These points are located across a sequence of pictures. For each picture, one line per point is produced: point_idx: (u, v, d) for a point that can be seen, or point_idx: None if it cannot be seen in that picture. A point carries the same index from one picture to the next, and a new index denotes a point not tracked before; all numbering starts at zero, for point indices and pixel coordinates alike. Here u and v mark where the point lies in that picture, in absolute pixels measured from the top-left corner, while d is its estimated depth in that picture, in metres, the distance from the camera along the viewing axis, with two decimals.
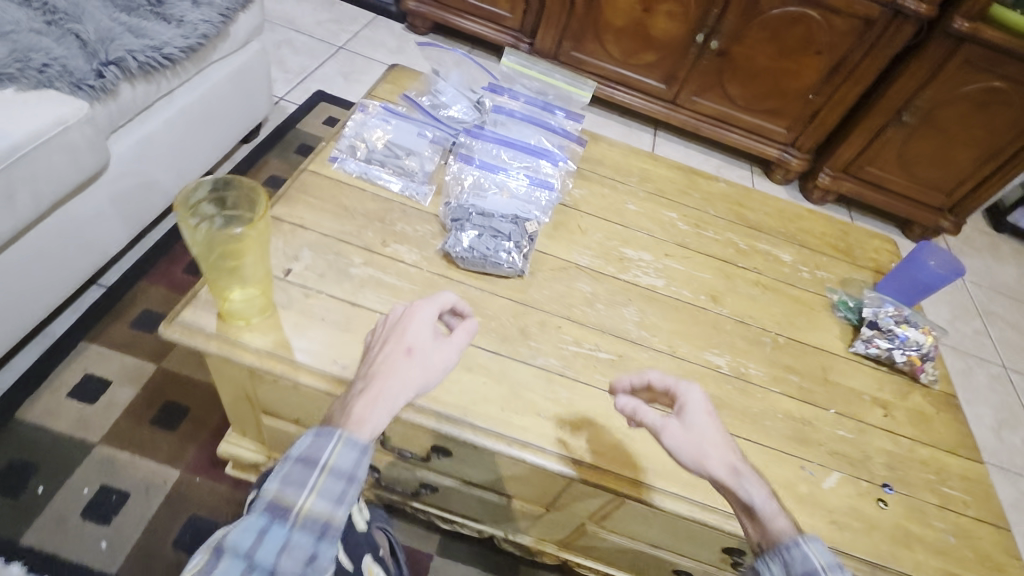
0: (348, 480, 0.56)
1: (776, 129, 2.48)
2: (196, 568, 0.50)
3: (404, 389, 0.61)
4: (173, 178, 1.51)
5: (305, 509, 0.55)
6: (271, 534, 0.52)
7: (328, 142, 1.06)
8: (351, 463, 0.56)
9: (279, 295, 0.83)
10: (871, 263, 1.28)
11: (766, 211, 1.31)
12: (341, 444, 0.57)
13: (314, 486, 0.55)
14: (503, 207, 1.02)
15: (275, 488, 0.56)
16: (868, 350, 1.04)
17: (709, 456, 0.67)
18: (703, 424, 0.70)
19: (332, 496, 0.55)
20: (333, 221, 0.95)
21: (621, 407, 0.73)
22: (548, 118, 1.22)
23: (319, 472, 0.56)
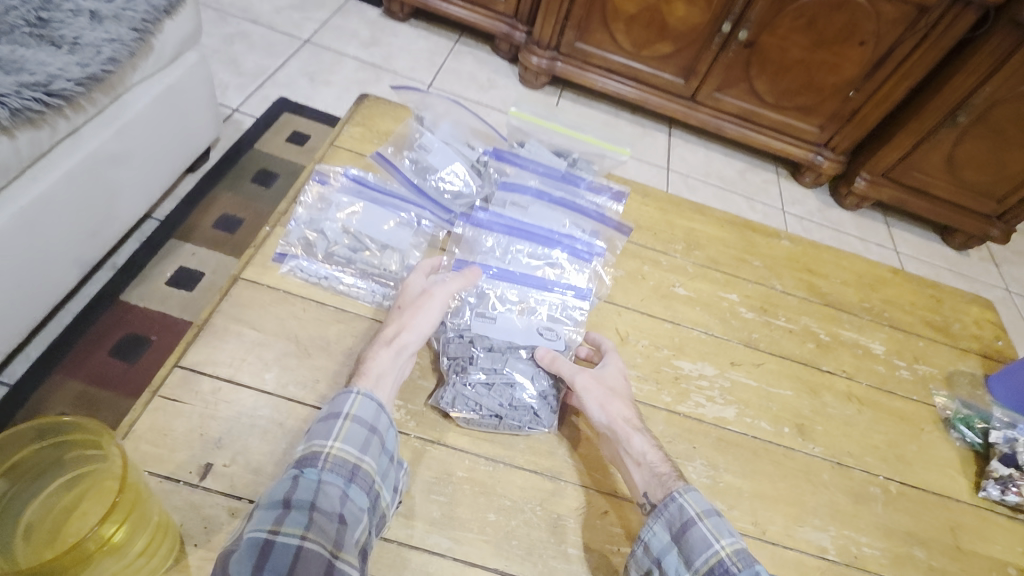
0: (375, 422, 0.60)
1: (810, 129, 2.13)
2: (238, 531, 0.52)
3: (402, 327, 0.69)
4: (88, 242, 1.16)
5: (332, 453, 0.57)
6: (305, 477, 0.55)
7: (273, 230, 0.77)
8: (370, 410, 0.60)
9: (189, 522, 0.54)
10: (975, 342, 1.02)
11: (842, 278, 1.04)
12: (360, 395, 0.61)
13: (337, 433, 0.58)
14: (518, 336, 0.75)
15: (303, 446, 0.58)
16: (1005, 496, 0.79)
17: (611, 404, 0.69)
18: (612, 380, 0.72)
19: (357, 441, 0.58)
20: (278, 367, 0.66)
21: (540, 356, 0.73)
22: (575, 195, 0.92)
23: (342, 422, 0.59)
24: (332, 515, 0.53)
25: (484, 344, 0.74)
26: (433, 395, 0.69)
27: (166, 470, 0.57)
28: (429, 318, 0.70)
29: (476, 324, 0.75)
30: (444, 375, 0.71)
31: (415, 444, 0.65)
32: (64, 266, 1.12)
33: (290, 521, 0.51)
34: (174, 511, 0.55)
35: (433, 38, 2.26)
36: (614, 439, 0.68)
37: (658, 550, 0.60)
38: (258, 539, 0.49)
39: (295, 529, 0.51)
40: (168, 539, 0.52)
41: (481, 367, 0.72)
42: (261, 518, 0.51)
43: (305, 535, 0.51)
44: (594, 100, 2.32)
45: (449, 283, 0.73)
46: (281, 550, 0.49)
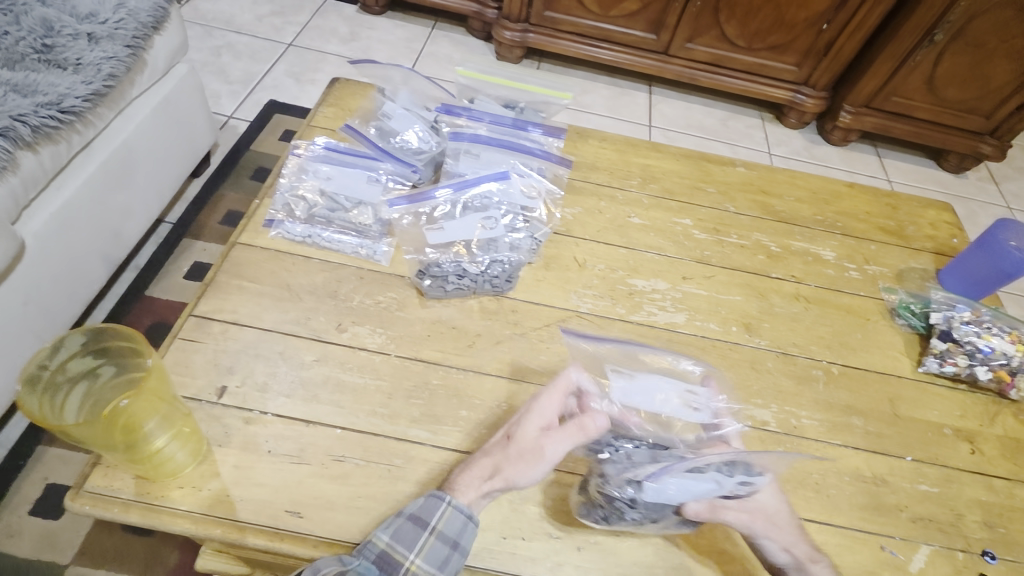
0: (457, 541, 0.61)
1: (787, 68, 2.16)
2: None
3: (499, 474, 0.63)
4: (111, 241, 1.31)
5: (412, 568, 0.59)
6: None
7: (263, 200, 0.89)
8: (456, 529, 0.61)
9: (212, 429, 0.66)
10: (929, 241, 1.07)
11: (795, 195, 1.10)
12: (450, 507, 0.61)
13: (421, 550, 0.60)
14: (698, 493, 0.64)
15: (386, 540, 0.60)
16: (943, 368, 0.86)
17: (790, 543, 0.65)
18: (775, 509, 0.66)
19: (436, 558, 0.60)
20: (274, 309, 0.78)
21: (697, 514, 0.64)
22: (521, 138, 1.00)
23: (428, 535, 0.60)
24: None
25: (652, 505, 0.64)
26: (590, 510, 0.66)
27: (190, 392, 0.69)
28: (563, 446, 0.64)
29: (649, 495, 0.64)
30: (604, 502, 0.65)
31: (395, 360, 0.76)
32: (93, 261, 1.26)
33: None
34: (199, 422, 0.67)
35: (411, 27, 2.35)
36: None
37: None
38: None
39: None
40: (194, 440, 0.64)
41: (645, 523, 0.65)
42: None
43: None
44: (573, 67, 2.38)
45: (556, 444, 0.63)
46: None
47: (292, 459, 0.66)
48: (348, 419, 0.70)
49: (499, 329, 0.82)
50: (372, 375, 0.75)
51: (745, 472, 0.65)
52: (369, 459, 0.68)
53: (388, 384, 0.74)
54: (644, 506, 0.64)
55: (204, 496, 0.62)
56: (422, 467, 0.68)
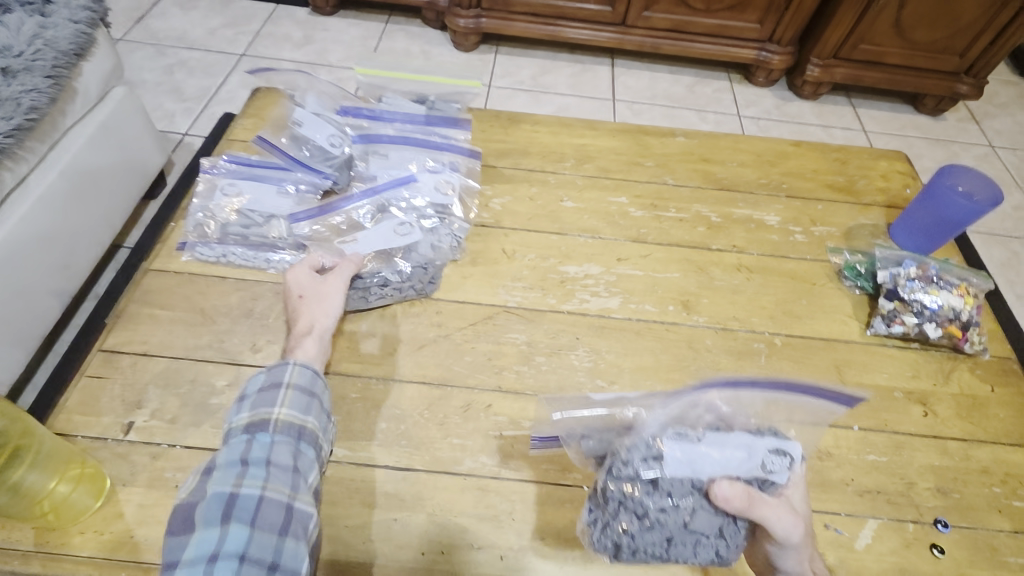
0: (313, 390, 0.59)
1: (749, 26, 2.08)
2: (190, 490, 0.50)
3: (315, 317, 0.70)
4: (61, 275, 1.29)
5: (280, 417, 0.55)
6: (258, 440, 0.53)
7: (176, 223, 0.86)
8: (308, 378, 0.59)
9: (116, 468, 0.65)
10: (880, 195, 1.02)
11: (738, 160, 1.06)
12: (297, 365, 0.60)
13: (283, 400, 0.56)
14: (727, 469, 0.59)
15: (246, 414, 0.55)
16: (891, 329, 0.82)
17: (807, 554, 0.60)
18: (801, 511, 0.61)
19: (301, 406, 0.57)
20: (186, 335, 0.76)
21: (728, 497, 0.56)
22: (431, 134, 0.96)
23: (284, 390, 0.57)
24: (287, 467, 0.52)
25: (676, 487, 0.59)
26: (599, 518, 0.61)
27: (95, 432, 0.67)
28: (336, 301, 0.73)
29: (673, 472, 0.59)
30: (615, 495, 0.60)
31: None
32: (42, 298, 1.24)
33: (250, 476, 0.49)
34: (103, 462, 0.65)
35: (363, 24, 2.30)
36: None
37: None
38: (223, 492, 0.48)
39: (256, 481, 0.49)
40: (90, 480, 0.62)
41: (672, 524, 0.59)
42: (222, 476, 0.49)
43: (266, 486, 0.49)
44: (532, 47, 2.32)
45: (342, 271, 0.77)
46: (245, 500, 0.47)
47: None
48: None
49: (422, 332, 0.79)
50: None
51: (774, 438, 0.62)
52: None
53: None
54: (666, 491, 0.59)
55: (107, 539, 0.61)
56: (336, 486, 0.66)
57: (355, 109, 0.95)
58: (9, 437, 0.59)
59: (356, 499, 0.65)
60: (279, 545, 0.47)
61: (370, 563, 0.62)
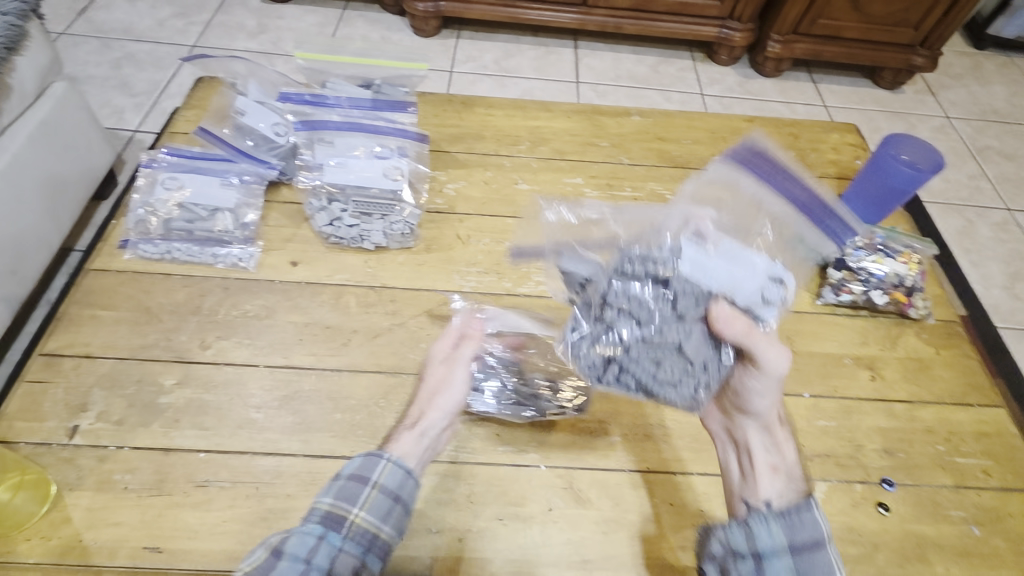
0: (399, 494, 0.53)
1: (710, 4, 2.08)
2: (255, 564, 0.49)
3: (425, 408, 0.60)
4: (10, 280, 1.23)
5: (356, 521, 0.51)
6: (329, 540, 0.49)
7: (118, 221, 0.84)
8: (397, 481, 0.53)
9: (61, 473, 0.63)
10: (831, 167, 1.04)
11: (692, 138, 1.06)
12: (389, 461, 0.54)
13: (366, 500, 0.51)
14: (728, 293, 0.62)
15: (328, 500, 0.52)
16: (839, 298, 0.84)
17: (778, 399, 0.62)
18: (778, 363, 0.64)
19: (381, 510, 0.52)
20: (132, 334, 0.74)
21: (723, 317, 0.59)
22: (378, 119, 0.90)
23: (370, 488, 0.52)
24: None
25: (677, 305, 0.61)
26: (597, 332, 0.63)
27: (38, 437, 0.65)
28: (456, 394, 0.61)
29: (682, 279, 0.62)
30: (623, 300, 0.62)
31: (264, 371, 0.73)
32: None
33: None
34: (47, 468, 0.63)
35: (321, 10, 2.24)
36: (765, 434, 0.62)
37: (738, 545, 0.55)
38: None
39: None
40: (31, 486, 0.61)
41: (667, 336, 0.60)
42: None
43: None
44: (495, 31, 2.29)
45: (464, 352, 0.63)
46: None
47: (150, 492, 0.63)
48: (209, 441, 0.67)
49: (376, 322, 0.78)
50: (237, 391, 0.71)
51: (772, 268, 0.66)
52: (234, 480, 0.64)
53: (257, 398, 0.70)
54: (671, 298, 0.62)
55: (54, 545, 0.59)
56: (290, 480, 0.65)
57: (296, 94, 0.89)
58: None
59: (311, 491, 0.64)
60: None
61: None
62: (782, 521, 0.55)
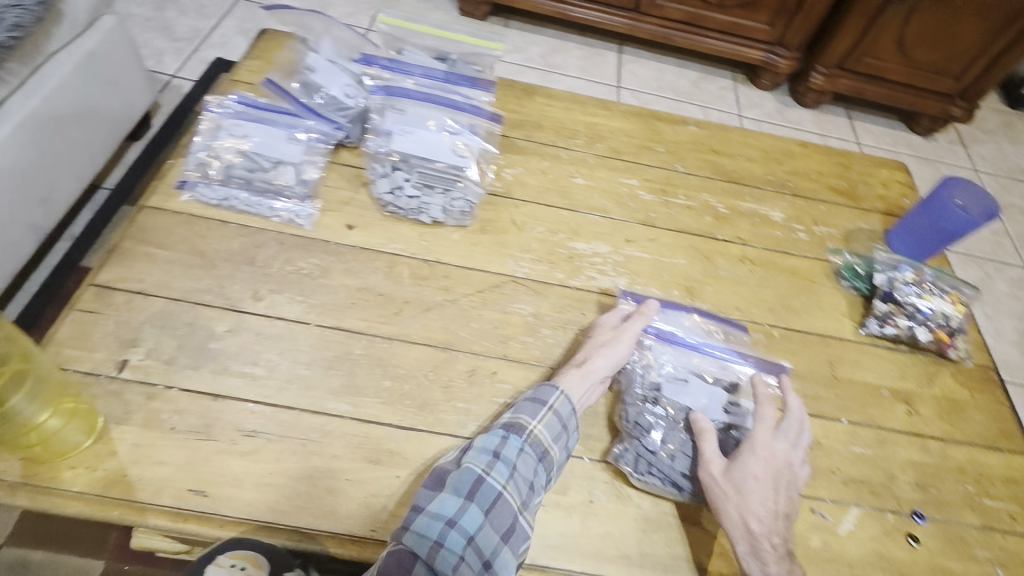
0: (567, 423, 0.66)
1: (759, 27, 2.08)
2: (451, 457, 0.63)
3: (593, 354, 0.72)
4: (40, 210, 1.20)
5: (534, 432, 0.64)
6: (512, 441, 0.63)
7: (176, 162, 0.83)
8: (567, 411, 0.67)
9: (109, 406, 0.62)
10: (879, 202, 1.05)
11: (747, 155, 1.07)
12: (563, 395, 0.67)
13: (542, 418, 0.65)
14: (705, 402, 0.72)
15: (511, 415, 0.66)
16: (884, 329, 0.85)
17: (729, 512, 0.64)
18: (736, 477, 0.65)
19: (554, 430, 0.65)
20: (186, 277, 0.74)
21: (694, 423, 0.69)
22: (451, 92, 0.91)
23: (547, 410, 0.66)
24: (525, 480, 0.62)
25: (669, 413, 0.71)
26: (621, 446, 0.68)
27: (87, 367, 0.65)
28: (621, 356, 0.72)
29: (670, 398, 0.72)
30: (631, 417, 0.70)
31: (315, 330, 0.72)
32: (20, 231, 1.16)
33: (497, 469, 0.61)
34: (97, 399, 0.63)
35: None
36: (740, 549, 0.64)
37: None
38: (474, 472, 0.61)
39: (500, 477, 0.61)
40: (84, 416, 0.60)
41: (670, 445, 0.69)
42: (475, 458, 0.62)
43: (506, 486, 0.61)
44: (542, 25, 2.28)
45: (635, 322, 0.75)
46: (488, 488, 0.60)
47: (196, 436, 0.62)
48: (259, 391, 0.66)
49: (429, 295, 0.78)
50: (288, 345, 0.70)
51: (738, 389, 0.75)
52: (282, 434, 0.64)
53: (306, 355, 0.70)
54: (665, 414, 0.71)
55: (99, 476, 0.59)
56: (337, 440, 0.65)
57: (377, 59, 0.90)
58: (10, 360, 0.56)
59: (357, 454, 0.64)
60: (497, 547, 0.58)
61: (366, 520, 0.61)
62: None
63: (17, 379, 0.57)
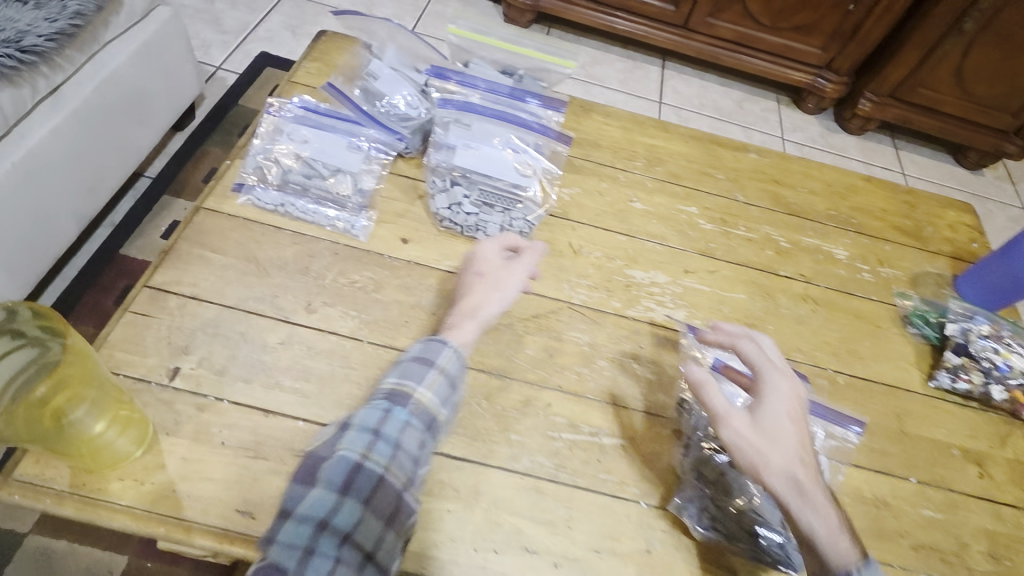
0: (456, 383, 0.61)
1: (810, 50, 2.04)
2: (326, 439, 0.55)
3: (484, 300, 0.68)
4: (85, 196, 1.19)
5: (421, 401, 0.58)
6: (395, 415, 0.56)
7: (233, 162, 0.82)
8: (456, 370, 0.61)
9: (160, 415, 0.61)
10: (947, 245, 1.00)
11: (809, 188, 1.03)
12: (453, 351, 0.62)
13: (429, 383, 0.59)
14: None
15: (393, 382, 0.59)
16: (955, 384, 0.80)
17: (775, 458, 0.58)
18: (766, 416, 0.60)
19: (443, 394, 0.60)
20: (239, 284, 0.72)
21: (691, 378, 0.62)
22: (518, 109, 0.89)
23: (435, 373, 0.60)
24: (409, 454, 0.55)
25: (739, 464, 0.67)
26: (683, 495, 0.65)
27: (138, 373, 0.63)
28: (510, 293, 0.69)
29: None
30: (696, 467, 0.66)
31: (368, 348, 0.70)
32: (66, 217, 1.15)
33: (377, 450, 0.54)
34: (147, 407, 0.61)
35: None
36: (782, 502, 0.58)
37: None
38: (349, 460, 0.53)
39: (380, 459, 0.54)
40: (137, 426, 0.59)
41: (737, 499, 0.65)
42: (353, 440, 0.54)
43: (388, 467, 0.54)
44: (586, 36, 2.25)
45: (524, 257, 0.73)
46: (366, 475, 0.53)
47: (246, 453, 0.60)
48: (311, 410, 0.64)
49: None
50: (340, 363, 0.68)
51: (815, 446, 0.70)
52: None
53: (358, 374, 0.68)
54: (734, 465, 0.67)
55: (147, 490, 0.57)
56: None
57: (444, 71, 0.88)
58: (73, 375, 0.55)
59: None
60: (382, 535, 0.51)
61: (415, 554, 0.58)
62: None
63: (74, 398, 0.56)
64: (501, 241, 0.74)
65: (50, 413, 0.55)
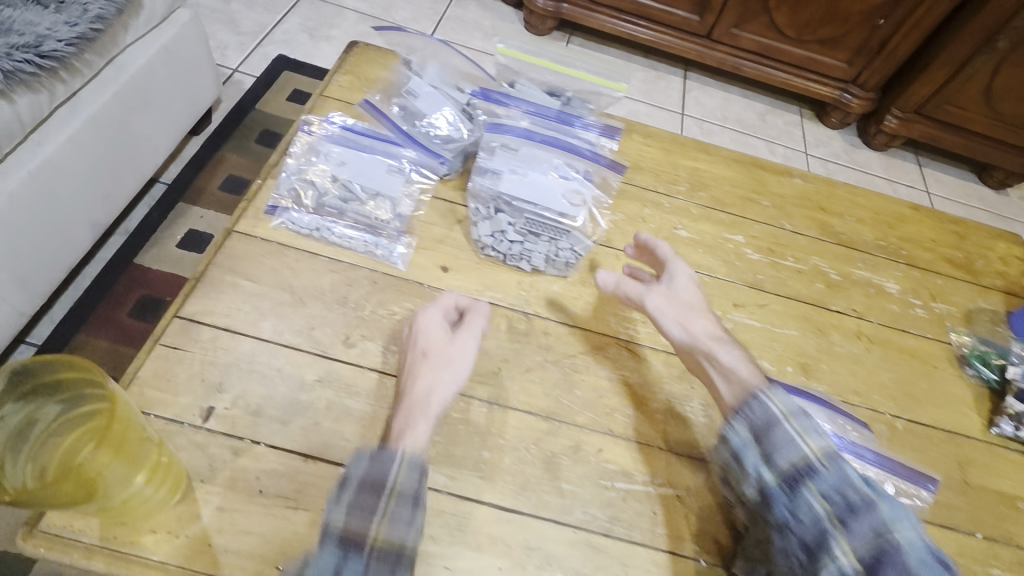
0: (418, 498, 0.54)
1: (837, 65, 2.00)
2: None
3: (432, 387, 0.62)
4: (102, 206, 1.15)
5: (378, 537, 0.51)
6: (350, 567, 0.49)
7: (265, 183, 0.78)
8: (414, 483, 0.54)
9: (194, 460, 0.57)
10: (999, 280, 0.97)
11: (856, 216, 0.99)
12: (405, 462, 0.55)
13: (381, 515, 0.51)
14: None
15: (340, 520, 0.51)
16: (1018, 433, 0.76)
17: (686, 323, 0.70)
18: (682, 295, 0.72)
19: (405, 518, 0.52)
20: (274, 315, 0.68)
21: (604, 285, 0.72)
22: (567, 135, 0.85)
23: (387, 499, 0.52)
24: None
25: None
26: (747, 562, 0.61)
27: (170, 413, 0.59)
28: (460, 373, 0.64)
29: None
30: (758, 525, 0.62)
31: None
32: (81, 226, 1.11)
33: None
34: (180, 452, 0.57)
35: None
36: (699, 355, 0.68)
37: (737, 446, 0.60)
38: None
39: None
40: (173, 476, 0.55)
41: None
42: None
43: None
44: (608, 44, 2.21)
45: (471, 325, 0.67)
46: None
47: (285, 503, 0.56)
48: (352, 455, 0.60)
49: (528, 355, 0.71)
50: (382, 403, 0.64)
51: None
52: None
53: None
54: None
55: (182, 543, 0.53)
56: (436, 519, 0.59)
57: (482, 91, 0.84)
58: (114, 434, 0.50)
59: (457, 537, 0.58)
60: None
61: None
62: (790, 476, 0.57)
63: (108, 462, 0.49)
64: (441, 307, 0.68)
65: (80, 479, 0.47)
